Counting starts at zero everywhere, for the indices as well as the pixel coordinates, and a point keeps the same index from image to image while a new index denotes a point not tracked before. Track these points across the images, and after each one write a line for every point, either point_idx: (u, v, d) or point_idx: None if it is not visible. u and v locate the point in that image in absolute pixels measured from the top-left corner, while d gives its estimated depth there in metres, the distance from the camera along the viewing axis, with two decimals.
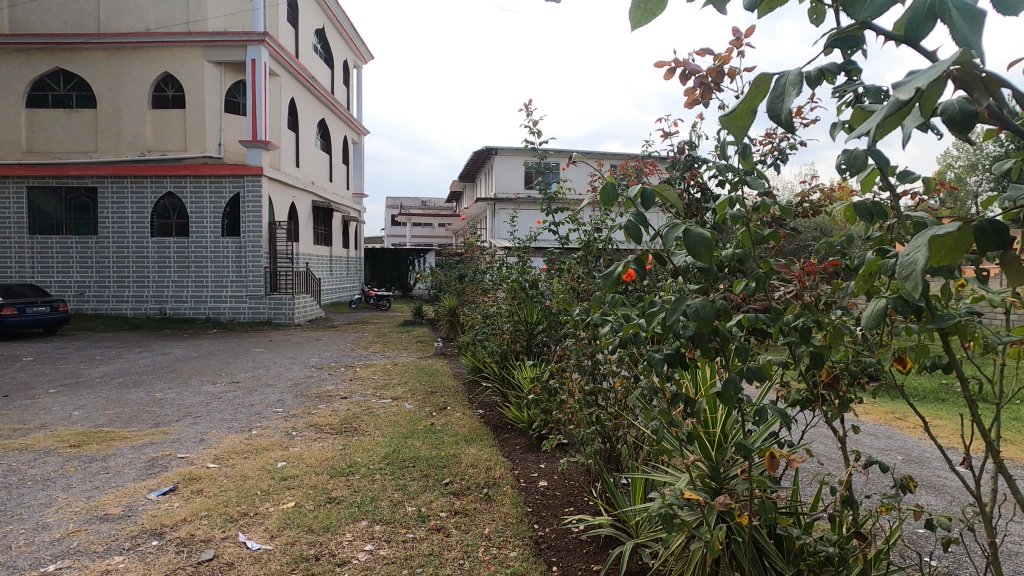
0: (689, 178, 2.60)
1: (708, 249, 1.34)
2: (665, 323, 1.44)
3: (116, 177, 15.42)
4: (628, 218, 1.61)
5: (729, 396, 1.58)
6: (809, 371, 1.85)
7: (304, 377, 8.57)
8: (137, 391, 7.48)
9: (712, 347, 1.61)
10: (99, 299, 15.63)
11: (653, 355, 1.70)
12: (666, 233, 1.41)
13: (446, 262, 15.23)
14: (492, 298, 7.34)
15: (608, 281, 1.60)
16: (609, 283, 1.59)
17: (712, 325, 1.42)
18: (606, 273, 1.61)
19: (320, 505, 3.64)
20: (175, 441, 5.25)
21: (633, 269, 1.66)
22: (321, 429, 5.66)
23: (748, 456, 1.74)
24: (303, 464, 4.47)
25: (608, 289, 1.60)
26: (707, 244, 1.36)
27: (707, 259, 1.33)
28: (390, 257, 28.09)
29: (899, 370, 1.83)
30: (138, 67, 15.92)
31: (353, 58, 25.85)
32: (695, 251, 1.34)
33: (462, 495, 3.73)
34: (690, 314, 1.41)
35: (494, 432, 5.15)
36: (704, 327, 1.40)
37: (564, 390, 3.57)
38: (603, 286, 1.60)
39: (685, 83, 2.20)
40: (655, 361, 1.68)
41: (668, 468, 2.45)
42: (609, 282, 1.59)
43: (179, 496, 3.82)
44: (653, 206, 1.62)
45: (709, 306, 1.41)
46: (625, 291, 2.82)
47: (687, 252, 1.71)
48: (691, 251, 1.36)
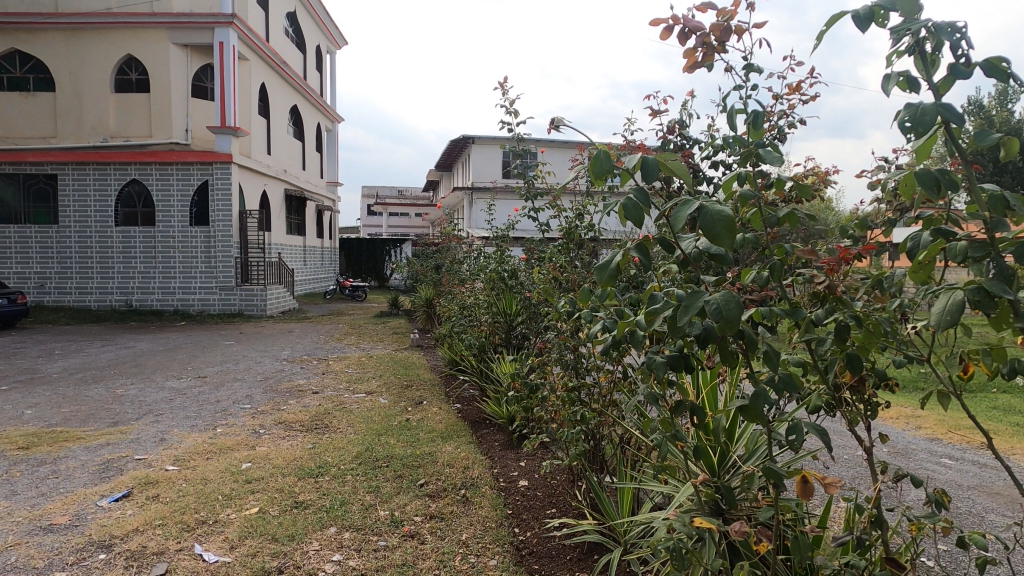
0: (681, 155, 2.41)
1: (730, 232, 1.18)
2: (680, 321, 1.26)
3: (76, 164, 14.78)
4: (627, 197, 1.42)
5: (757, 410, 1.41)
6: (836, 374, 1.68)
7: (275, 371, 8.27)
8: (96, 388, 7.12)
9: (731, 350, 1.43)
10: (61, 291, 15.02)
11: (654, 359, 1.52)
12: (677, 214, 1.25)
13: (423, 252, 14.94)
14: (470, 289, 7.13)
15: (602, 272, 1.44)
16: (607, 276, 1.43)
17: (734, 326, 1.24)
18: (605, 266, 1.44)
19: (286, 510, 3.42)
20: (134, 440, 4.96)
21: (634, 257, 1.48)
22: (291, 426, 5.41)
23: (773, 477, 1.55)
24: (270, 464, 4.23)
25: (605, 283, 1.44)
26: (725, 224, 1.21)
27: (730, 244, 1.17)
28: (366, 247, 27.60)
29: (962, 377, 1.63)
30: (99, 49, 15.28)
31: (326, 44, 25.24)
32: (714, 235, 1.19)
33: (438, 497, 3.53)
34: (711, 312, 1.23)
35: (472, 427, 4.97)
36: (728, 329, 1.21)
37: (545, 386, 3.36)
38: (600, 278, 1.44)
39: (683, 42, 2.03)
40: (657, 366, 1.51)
41: (666, 482, 2.26)
42: (609, 274, 1.42)
43: (133, 502, 3.55)
44: (655, 179, 1.43)
45: (735, 303, 1.24)
46: (616, 285, 2.64)
47: (696, 236, 1.52)
48: (707, 232, 1.21)
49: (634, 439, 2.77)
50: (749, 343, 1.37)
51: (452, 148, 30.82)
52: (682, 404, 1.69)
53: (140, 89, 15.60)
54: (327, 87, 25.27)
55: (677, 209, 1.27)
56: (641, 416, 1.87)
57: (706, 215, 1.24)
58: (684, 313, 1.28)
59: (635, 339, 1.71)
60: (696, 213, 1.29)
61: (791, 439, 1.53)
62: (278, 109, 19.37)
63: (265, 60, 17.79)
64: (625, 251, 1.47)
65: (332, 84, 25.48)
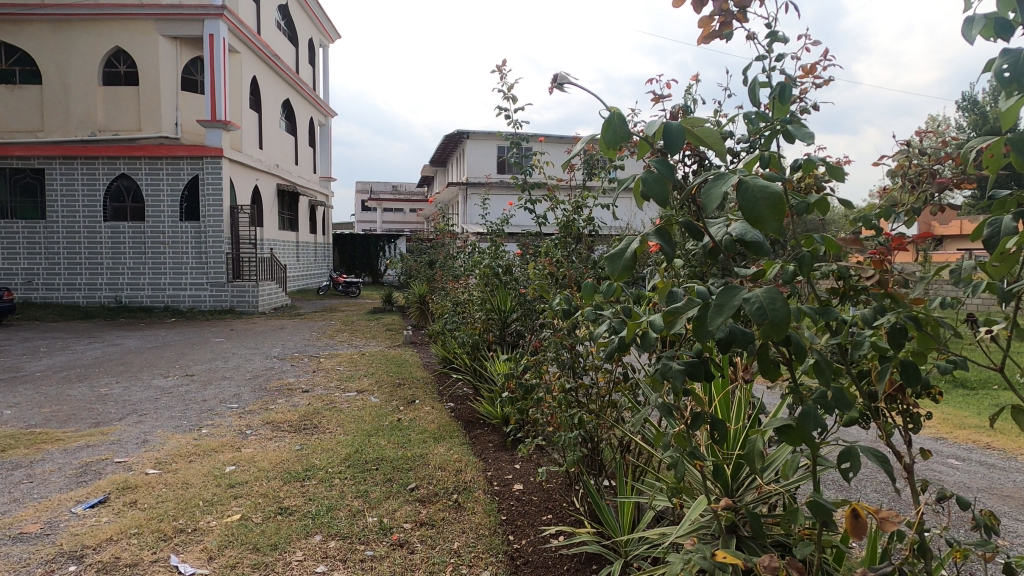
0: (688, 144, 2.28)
1: (777, 213, 1.10)
2: (718, 323, 1.14)
3: (64, 158, 14.51)
4: (650, 171, 1.29)
5: (806, 432, 1.33)
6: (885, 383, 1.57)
7: (265, 368, 8.10)
8: (80, 387, 6.93)
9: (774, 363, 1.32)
10: (48, 287, 14.75)
11: (671, 366, 1.38)
12: (717, 192, 1.15)
13: (417, 247, 14.77)
14: (464, 285, 6.98)
15: (615, 260, 1.31)
16: (621, 266, 1.30)
17: (782, 330, 1.12)
18: (622, 250, 1.31)
19: (270, 517, 3.26)
20: (115, 442, 4.78)
21: (654, 244, 1.34)
22: (279, 427, 5.24)
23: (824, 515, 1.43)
24: (255, 468, 4.06)
25: (620, 276, 1.30)
26: (761, 204, 1.13)
27: (778, 227, 1.08)
28: (360, 243, 27.39)
29: None
30: (87, 41, 14.99)
31: (319, 37, 24.95)
32: (757, 216, 1.11)
33: (430, 503, 3.38)
34: (754, 313, 1.12)
35: (465, 427, 4.83)
36: (774, 334, 1.10)
37: (541, 386, 3.21)
38: (612, 268, 1.30)
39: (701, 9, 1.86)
40: (675, 373, 1.37)
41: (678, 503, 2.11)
42: (627, 260, 1.28)
43: (109, 509, 3.38)
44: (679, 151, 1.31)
45: (783, 302, 1.12)
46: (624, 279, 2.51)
47: (723, 221, 1.39)
48: (748, 212, 1.13)
49: (636, 444, 2.65)
50: (797, 353, 1.25)
51: (446, 144, 30.59)
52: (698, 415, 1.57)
53: (129, 82, 15.33)
54: (320, 81, 25.00)
55: (712, 185, 1.17)
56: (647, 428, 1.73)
57: (747, 191, 1.15)
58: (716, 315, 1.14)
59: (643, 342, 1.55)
60: (731, 187, 1.20)
61: (845, 465, 1.41)
62: (270, 103, 19.12)
63: (256, 53, 17.52)
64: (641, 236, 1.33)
65: (325, 78, 25.21)
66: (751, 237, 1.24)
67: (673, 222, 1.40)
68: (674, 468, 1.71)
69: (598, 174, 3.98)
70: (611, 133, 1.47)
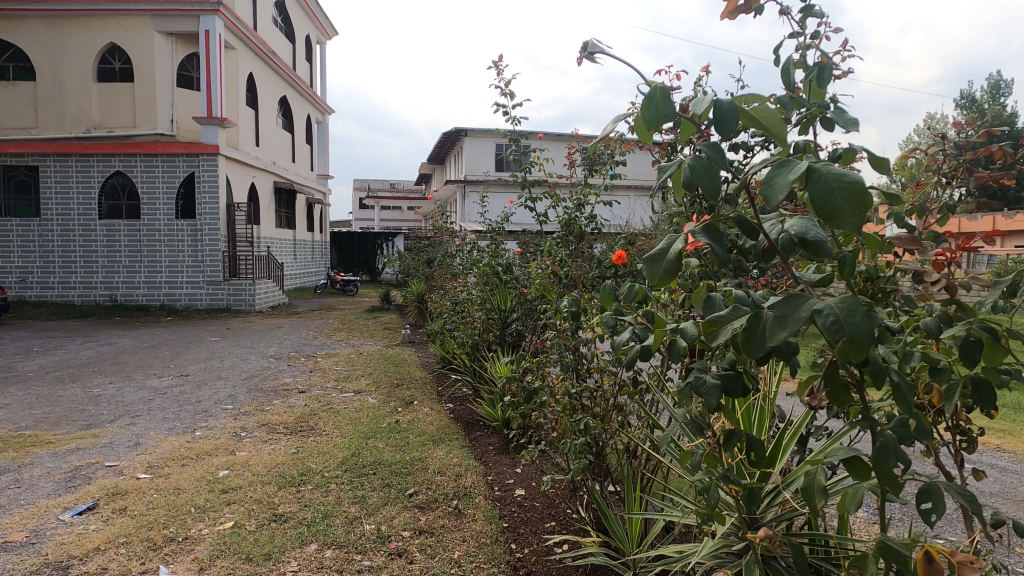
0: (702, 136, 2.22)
1: (858, 208, 1.01)
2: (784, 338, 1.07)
3: (58, 155, 14.36)
4: (699, 162, 1.22)
5: (887, 470, 1.26)
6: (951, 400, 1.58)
7: (261, 368, 7.99)
8: (72, 388, 6.81)
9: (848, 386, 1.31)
10: (43, 286, 14.60)
11: (705, 381, 1.31)
12: (787, 184, 1.07)
13: (416, 245, 14.65)
14: (463, 284, 6.87)
15: (656, 262, 1.25)
16: (667, 269, 1.23)
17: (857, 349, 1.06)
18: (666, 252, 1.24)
19: (263, 525, 3.15)
20: (106, 446, 4.67)
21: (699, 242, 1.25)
22: (274, 429, 5.14)
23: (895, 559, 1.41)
24: (249, 472, 3.95)
25: (662, 282, 1.23)
26: (836, 190, 1.06)
27: (859, 225, 1.00)
28: (358, 241, 27.24)
29: None
30: (81, 37, 14.82)
31: (317, 34, 24.79)
32: (834, 210, 1.03)
33: (429, 509, 3.27)
34: (830, 329, 1.05)
35: (465, 430, 4.72)
36: (855, 353, 1.04)
37: (544, 389, 3.09)
38: (657, 273, 1.23)
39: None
40: (711, 389, 1.31)
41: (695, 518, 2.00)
42: (673, 262, 1.22)
43: (97, 517, 3.27)
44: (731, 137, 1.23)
45: (861, 315, 1.05)
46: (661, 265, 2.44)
47: (775, 218, 1.31)
48: (825, 210, 1.04)
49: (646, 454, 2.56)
50: (873, 375, 1.21)
51: (444, 141, 30.44)
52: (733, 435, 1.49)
53: (124, 78, 15.18)
54: (317, 78, 24.83)
55: (780, 177, 1.09)
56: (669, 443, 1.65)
57: (819, 181, 1.07)
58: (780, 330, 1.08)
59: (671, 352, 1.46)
60: (799, 178, 1.11)
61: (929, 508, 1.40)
62: (267, 100, 18.97)
63: (253, 49, 17.37)
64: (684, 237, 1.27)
65: (322, 75, 25.06)
66: (811, 234, 1.16)
67: (724, 217, 1.32)
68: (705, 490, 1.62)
69: (601, 170, 3.89)
70: (654, 114, 1.37)
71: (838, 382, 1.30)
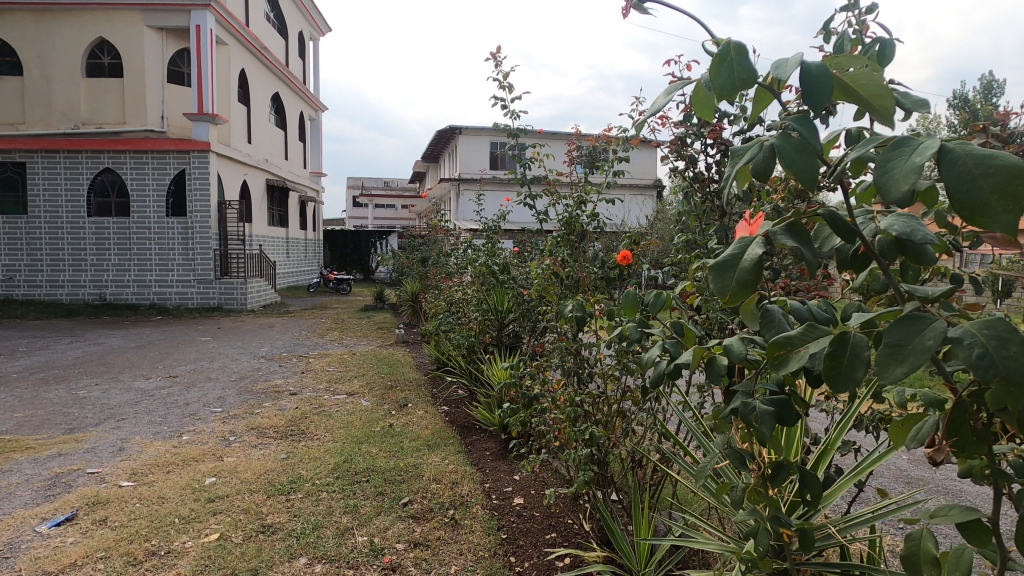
0: (712, 130, 2.15)
1: (1010, 200, 0.82)
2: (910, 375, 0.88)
3: (46, 152, 14.12)
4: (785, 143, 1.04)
5: None
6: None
7: (252, 369, 7.83)
8: (56, 390, 6.63)
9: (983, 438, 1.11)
10: (31, 284, 14.35)
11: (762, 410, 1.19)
12: (914, 174, 0.90)
13: (410, 244, 14.50)
14: (458, 283, 6.73)
15: (725, 271, 1.01)
16: (745, 280, 0.98)
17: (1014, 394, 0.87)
18: (744, 257, 1.01)
19: (251, 537, 3.01)
20: (90, 451, 4.51)
21: (790, 245, 1.04)
22: (264, 433, 4.99)
23: None
24: (237, 480, 3.81)
25: (736, 298, 0.99)
26: (971, 176, 0.87)
27: (1014, 221, 0.80)
28: (351, 239, 27.03)
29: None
30: (68, 32, 14.58)
31: (310, 30, 24.57)
32: (981, 205, 0.83)
33: (424, 520, 3.14)
34: (979, 369, 0.87)
35: (460, 433, 4.60)
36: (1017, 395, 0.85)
37: (545, 396, 2.96)
38: (731, 284, 0.99)
39: None
40: (763, 417, 1.20)
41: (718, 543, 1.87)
42: (754, 269, 0.98)
43: (75, 529, 3.12)
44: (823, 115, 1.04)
45: (1016, 346, 0.87)
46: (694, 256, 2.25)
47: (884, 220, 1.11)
48: (967, 204, 0.85)
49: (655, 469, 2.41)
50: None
51: (438, 139, 30.27)
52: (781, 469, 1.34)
53: (113, 74, 14.93)
54: (310, 75, 24.59)
55: (904, 165, 0.91)
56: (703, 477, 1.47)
57: (952, 168, 0.87)
58: (894, 365, 0.90)
59: (712, 374, 1.30)
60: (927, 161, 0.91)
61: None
62: (259, 97, 18.75)
63: (245, 45, 17.16)
64: (763, 238, 1.04)
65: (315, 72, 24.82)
66: (918, 234, 1.01)
67: (814, 214, 1.09)
68: (749, 531, 1.47)
69: (603, 166, 3.76)
70: (727, 81, 1.16)
71: (966, 431, 1.09)
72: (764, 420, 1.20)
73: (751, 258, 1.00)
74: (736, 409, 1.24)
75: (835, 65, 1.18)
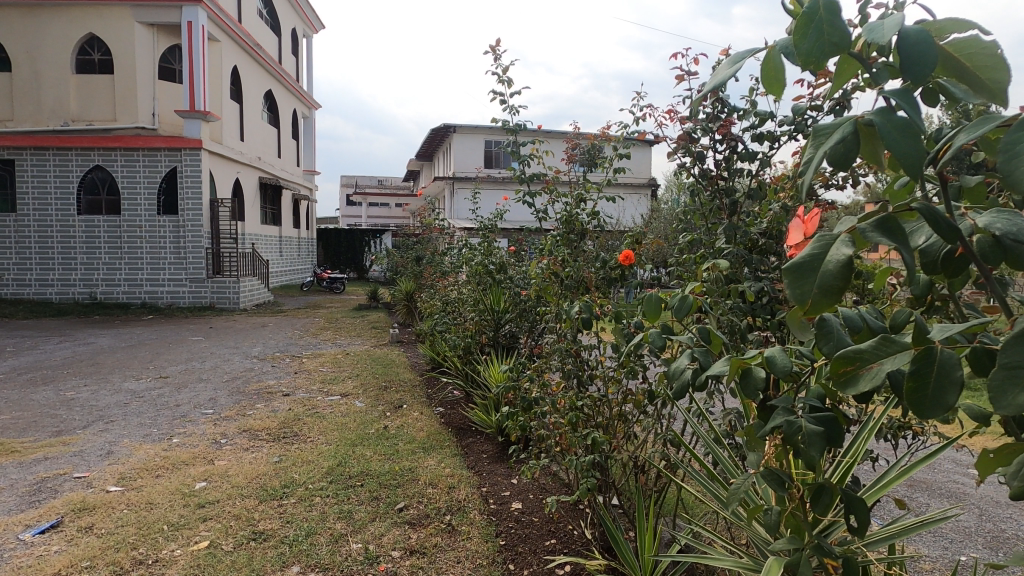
0: (722, 127, 2.08)
1: None
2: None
3: (35, 149, 13.92)
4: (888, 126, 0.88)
5: None
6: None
7: (244, 370, 7.72)
8: (44, 391, 6.51)
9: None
10: (19, 283, 14.14)
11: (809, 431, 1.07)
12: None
13: (404, 242, 14.40)
14: (453, 283, 6.66)
15: (803, 276, 0.86)
16: (831, 285, 0.83)
17: None
18: (828, 259, 0.85)
19: (242, 544, 2.93)
20: (77, 454, 4.41)
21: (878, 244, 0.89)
22: (256, 435, 4.90)
23: None
24: (228, 484, 3.72)
25: (816, 308, 0.84)
26: None
27: None
28: (345, 238, 26.88)
29: None
30: (58, 28, 14.40)
31: (303, 27, 24.43)
32: None
33: (420, 526, 3.06)
34: None
35: (456, 436, 4.52)
36: None
37: (545, 400, 2.88)
38: (812, 290, 0.84)
39: None
40: (811, 439, 1.07)
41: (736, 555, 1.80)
42: (843, 276, 0.83)
43: (60, 537, 3.02)
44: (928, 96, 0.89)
45: None
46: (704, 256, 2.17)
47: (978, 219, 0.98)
48: None
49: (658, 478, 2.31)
50: None
51: (433, 138, 30.14)
52: (824, 493, 1.25)
53: (103, 70, 14.76)
54: (304, 72, 24.40)
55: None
56: (737, 500, 1.38)
57: None
58: (1012, 393, 0.79)
59: (746, 388, 1.15)
60: None
61: None
62: (252, 95, 18.60)
63: (237, 42, 17.01)
64: (850, 235, 0.88)
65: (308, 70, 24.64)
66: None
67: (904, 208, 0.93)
68: (791, 561, 1.39)
69: (603, 163, 3.67)
70: (815, 42, 0.96)
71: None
72: (814, 442, 1.08)
73: (836, 260, 0.85)
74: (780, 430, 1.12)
75: (938, 33, 0.99)
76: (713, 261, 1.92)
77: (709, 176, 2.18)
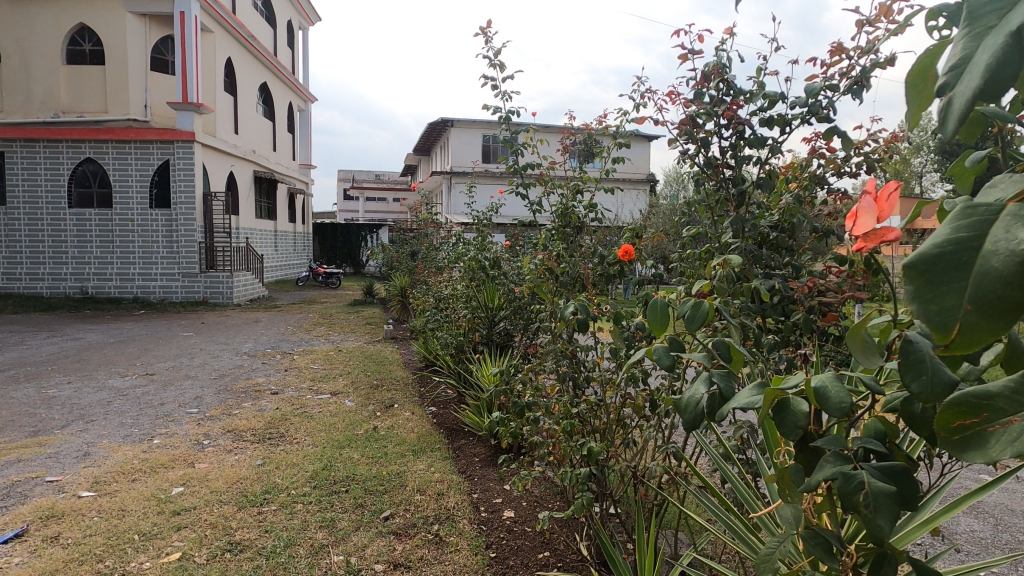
0: (730, 108, 1.90)
1: None
2: None
3: (25, 141, 13.67)
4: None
5: None
6: None
7: (233, 367, 7.55)
8: (26, 388, 6.34)
9: None
10: (8, 277, 13.90)
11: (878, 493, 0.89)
12: None
13: (399, 238, 14.23)
14: (447, 279, 6.49)
15: (940, 280, 0.58)
16: (992, 297, 0.55)
17: None
18: (990, 249, 0.56)
19: (216, 555, 2.76)
20: (52, 456, 4.24)
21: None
22: (241, 436, 4.72)
23: None
24: (206, 489, 3.55)
25: (968, 339, 0.56)
26: None
27: None
28: (341, 233, 26.66)
29: None
30: (49, 18, 14.17)
31: (299, 20, 24.15)
32: None
33: (406, 537, 2.90)
34: None
35: (447, 438, 4.37)
36: None
37: (538, 405, 2.70)
38: (962, 307, 0.57)
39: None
40: (879, 499, 0.88)
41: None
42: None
43: (23, 547, 2.84)
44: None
45: None
46: (714, 249, 2.01)
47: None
48: None
49: (659, 494, 2.13)
50: None
51: (431, 132, 29.91)
52: (883, 559, 1.04)
53: (94, 61, 14.51)
54: (299, 64, 24.11)
55: None
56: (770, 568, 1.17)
57: None
58: None
59: (785, 425, 0.96)
60: None
61: None
62: (247, 87, 18.36)
63: (231, 33, 16.76)
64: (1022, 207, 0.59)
65: (304, 62, 24.35)
66: None
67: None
68: None
69: (602, 154, 3.47)
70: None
71: None
72: (882, 507, 0.89)
73: (1007, 250, 0.55)
74: (835, 486, 0.92)
75: None
76: (724, 257, 1.75)
77: (713, 166, 2.00)
